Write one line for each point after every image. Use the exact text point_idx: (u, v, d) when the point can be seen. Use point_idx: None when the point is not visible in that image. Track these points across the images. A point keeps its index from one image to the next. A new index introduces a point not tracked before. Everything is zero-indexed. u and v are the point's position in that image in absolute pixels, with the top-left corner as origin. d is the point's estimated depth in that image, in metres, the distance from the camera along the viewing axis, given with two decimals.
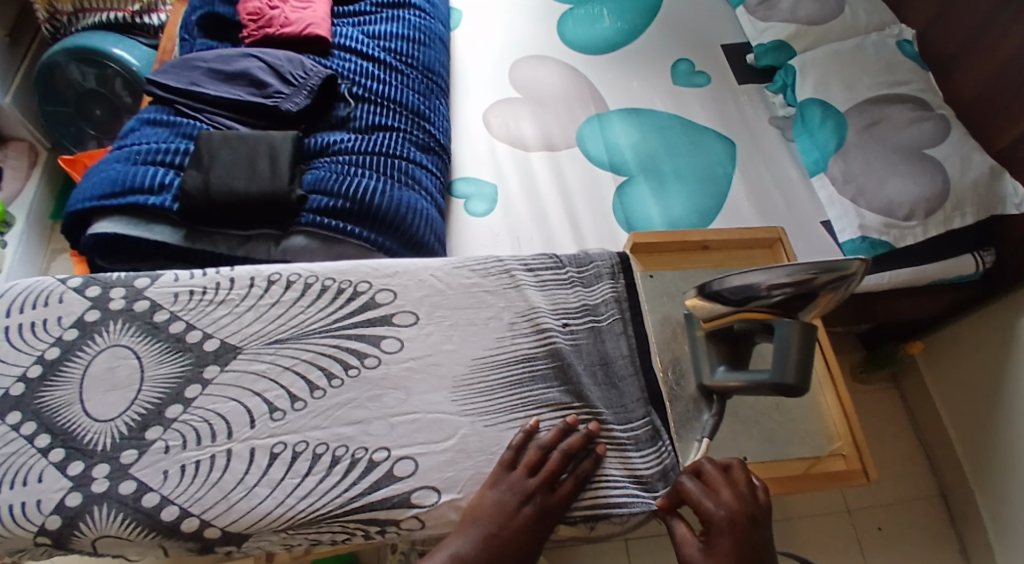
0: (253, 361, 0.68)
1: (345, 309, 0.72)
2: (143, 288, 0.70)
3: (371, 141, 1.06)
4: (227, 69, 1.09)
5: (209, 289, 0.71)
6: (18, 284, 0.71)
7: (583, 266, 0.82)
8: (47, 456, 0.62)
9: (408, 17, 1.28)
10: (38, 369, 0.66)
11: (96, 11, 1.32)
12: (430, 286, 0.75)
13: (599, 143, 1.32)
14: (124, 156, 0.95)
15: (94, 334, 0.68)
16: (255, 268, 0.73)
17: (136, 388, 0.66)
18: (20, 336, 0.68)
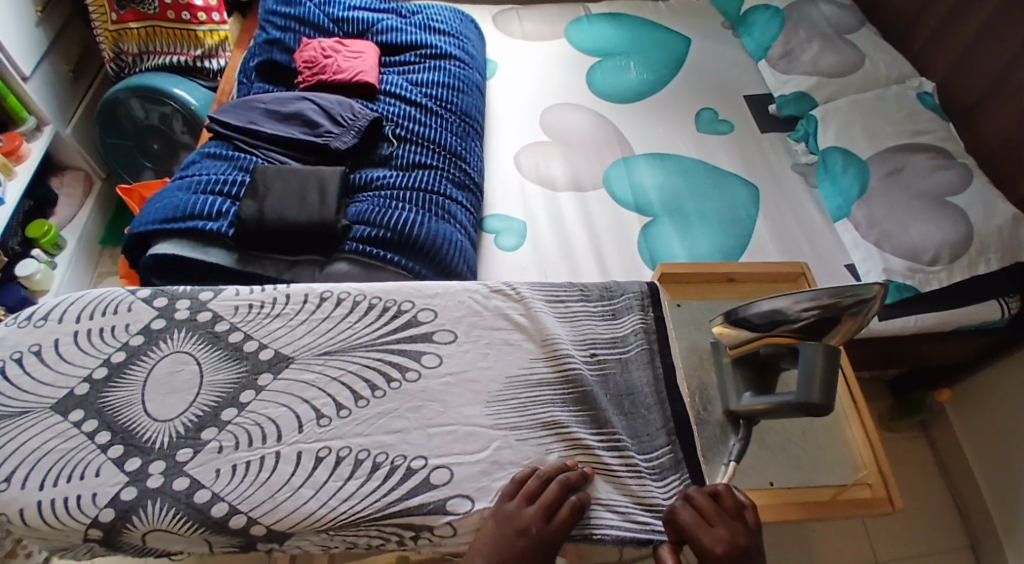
0: (303, 371, 0.73)
1: (391, 326, 0.77)
2: (206, 301, 0.76)
3: (411, 177, 1.13)
4: (283, 109, 1.17)
5: (266, 304, 0.77)
6: (88, 294, 0.76)
7: (612, 299, 0.85)
8: (106, 452, 0.66)
9: (450, 66, 1.37)
10: (103, 371, 0.71)
11: (161, 54, 1.43)
12: (468, 307, 0.80)
13: (626, 185, 1.37)
14: (185, 185, 1.03)
15: (158, 341, 0.73)
16: (308, 286, 0.79)
17: (195, 392, 0.70)
18: (89, 340, 0.73)
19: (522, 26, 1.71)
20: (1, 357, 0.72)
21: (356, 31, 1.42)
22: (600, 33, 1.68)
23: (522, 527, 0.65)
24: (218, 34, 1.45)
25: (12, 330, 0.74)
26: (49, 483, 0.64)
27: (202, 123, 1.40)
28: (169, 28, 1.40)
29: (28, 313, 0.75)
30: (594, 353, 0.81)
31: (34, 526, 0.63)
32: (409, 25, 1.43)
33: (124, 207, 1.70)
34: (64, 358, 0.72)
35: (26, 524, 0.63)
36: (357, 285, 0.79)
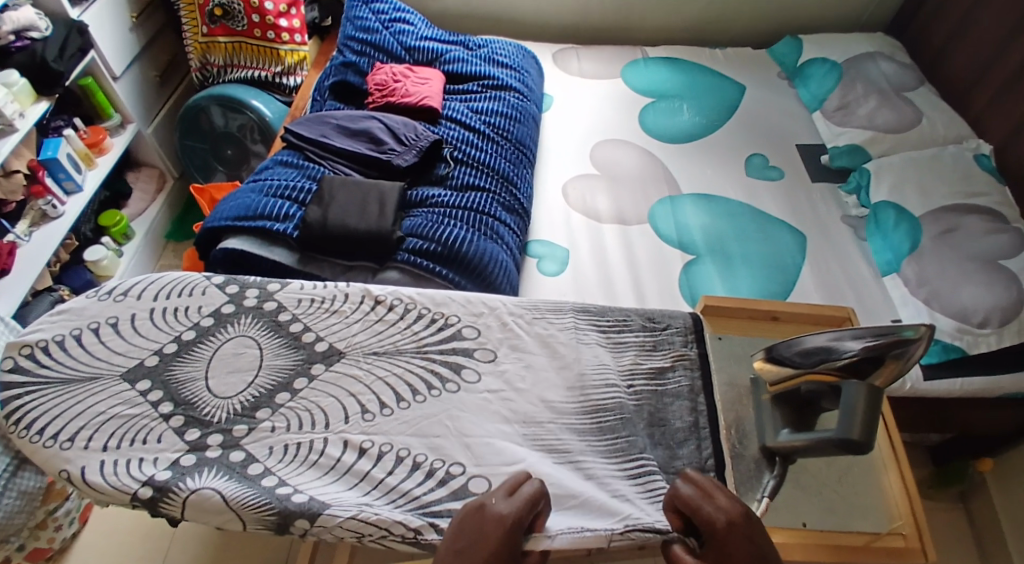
0: (352, 366, 0.78)
1: (438, 335, 0.82)
2: (273, 292, 0.84)
3: (464, 198, 1.23)
4: (353, 126, 1.28)
5: (328, 300, 0.84)
6: (168, 276, 0.86)
7: (657, 329, 0.87)
8: (168, 421, 0.73)
9: (509, 97, 1.46)
10: (173, 346, 0.79)
11: (243, 68, 1.52)
12: (510, 329, 0.83)
13: (670, 222, 1.39)
14: (258, 188, 1.13)
15: (226, 324, 0.81)
16: (367, 287, 0.85)
17: (255, 373, 0.77)
18: (163, 318, 0.81)
19: (580, 64, 1.77)
20: (81, 326, 0.80)
21: (425, 60, 1.53)
22: (655, 76, 1.73)
23: (488, 504, 0.64)
24: (297, 54, 1.53)
25: (96, 301, 0.82)
26: (110, 445, 0.71)
27: (275, 134, 1.48)
28: (253, 45, 1.50)
29: (111, 287, 0.84)
30: (633, 383, 0.82)
31: (90, 484, 0.69)
32: (475, 57, 1.53)
33: (193, 205, 1.81)
34: (139, 332, 0.80)
35: (83, 481, 0.69)
36: (410, 292, 0.85)
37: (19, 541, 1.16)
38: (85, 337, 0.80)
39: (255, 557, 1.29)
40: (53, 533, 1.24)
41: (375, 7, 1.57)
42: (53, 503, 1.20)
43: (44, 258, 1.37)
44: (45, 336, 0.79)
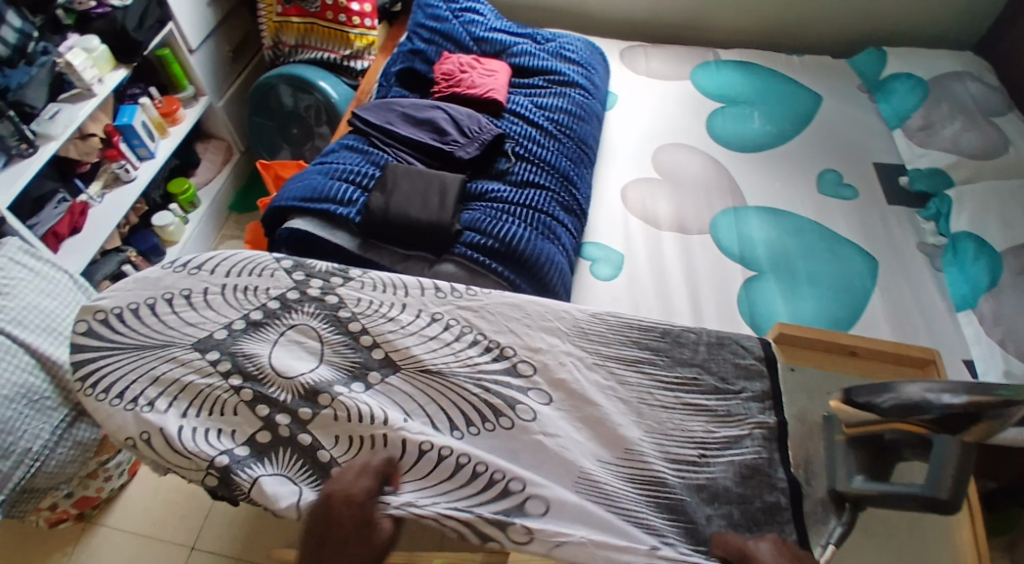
0: (407, 382, 0.90)
1: (493, 362, 0.92)
2: (336, 286, 0.98)
3: (521, 194, 1.36)
4: (418, 116, 1.46)
5: (387, 309, 0.96)
6: (239, 256, 1.02)
7: (733, 401, 0.93)
8: (239, 394, 0.87)
9: (574, 95, 1.62)
10: (242, 324, 0.94)
11: (314, 48, 1.83)
12: (567, 368, 0.93)
13: (733, 235, 1.46)
14: (325, 172, 1.30)
15: (291, 310, 0.95)
16: (427, 306, 0.97)
17: (315, 365, 0.90)
18: (233, 296, 0.97)
19: (648, 64, 1.87)
20: (156, 296, 0.96)
21: (492, 50, 1.72)
22: (726, 79, 1.81)
23: (350, 495, 0.77)
24: (366, 38, 1.82)
25: (172, 274, 0.99)
26: (187, 415, 0.86)
27: (337, 111, 1.78)
28: (325, 28, 1.80)
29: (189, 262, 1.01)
30: (702, 454, 0.88)
31: (169, 449, 0.83)
32: (542, 51, 1.71)
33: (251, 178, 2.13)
34: (211, 305, 0.96)
35: (162, 444, 0.83)
36: (467, 313, 0.97)
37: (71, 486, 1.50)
38: (159, 306, 0.96)
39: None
40: (100, 486, 1.61)
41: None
42: (103, 458, 1.53)
43: (112, 221, 1.64)
44: (116, 306, 0.95)
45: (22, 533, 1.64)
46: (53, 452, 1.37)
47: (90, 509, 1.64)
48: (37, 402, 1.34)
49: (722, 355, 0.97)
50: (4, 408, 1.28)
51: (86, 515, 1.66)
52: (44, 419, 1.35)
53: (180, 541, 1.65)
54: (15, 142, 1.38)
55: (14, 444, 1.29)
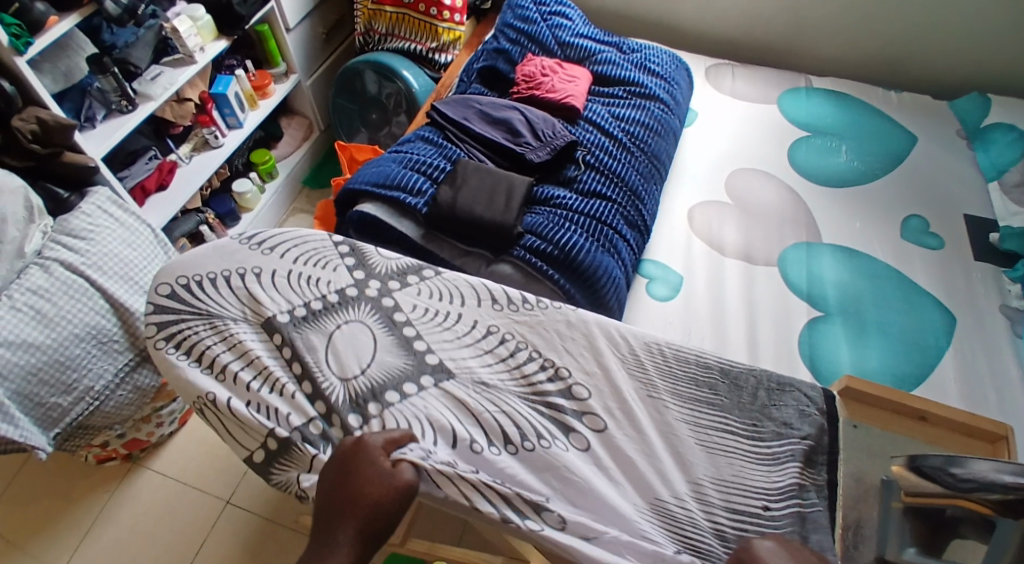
0: (460, 388, 0.95)
1: (549, 383, 0.97)
2: (393, 289, 1.05)
3: (587, 204, 1.37)
4: (495, 115, 1.51)
5: (443, 318, 1.03)
6: (308, 247, 1.10)
7: (800, 445, 0.94)
8: (299, 386, 0.95)
9: (654, 108, 1.60)
10: (302, 312, 1.02)
11: (402, 38, 1.99)
12: (614, 392, 0.97)
13: (802, 271, 1.46)
14: (400, 160, 1.37)
15: (349, 306, 1.03)
16: (482, 318, 1.03)
17: (367, 363, 0.97)
18: (297, 283, 1.05)
19: (733, 83, 1.92)
20: (232, 270, 1.06)
21: (576, 56, 1.72)
22: (814, 109, 1.82)
23: (366, 443, 0.85)
24: (453, 33, 1.98)
25: (246, 250, 1.09)
26: (247, 388, 0.95)
27: (416, 101, 1.94)
28: (416, 19, 1.95)
29: (265, 244, 1.10)
30: (767, 504, 0.89)
31: (235, 415, 0.92)
32: (626, 61, 1.70)
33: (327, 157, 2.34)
34: (277, 288, 1.04)
35: (225, 410, 0.93)
36: (523, 327, 1.02)
37: (126, 427, 1.60)
38: (233, 279, 1.05)
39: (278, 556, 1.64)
40: (153, 429, 1.71)
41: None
42: (159, 404, 1.64)
43: (196, 181, 1.80)
44: (195, 276, 1.05)
45: (76, 464, 1.78)
46: (113, 393, 1.48)
47: (138, 451, 1.76)
48: (105, 344, 1.44)
49: (784, 401, 0.98)
50: (75, 346, 1.39)
51: (133, 456, 1.77)
52: (109, 361, 1.46)
53: (216, 494, 1.74)
54: (116, 98, 1.56)
55: (78, 380, 1.40)
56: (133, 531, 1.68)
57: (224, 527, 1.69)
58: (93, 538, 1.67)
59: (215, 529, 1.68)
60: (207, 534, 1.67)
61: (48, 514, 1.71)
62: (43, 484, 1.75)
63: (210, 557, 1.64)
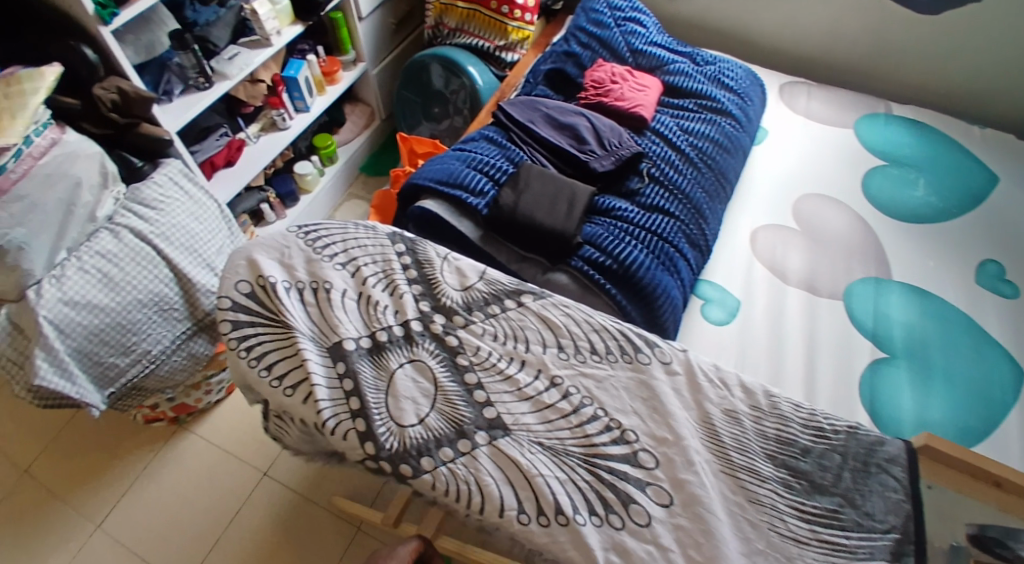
0: (518, 449, 0.89)
1: (611, 446, 0.89)
2: (456, 328, 0.98)
3: (648, 219, 1.36)
4: (560, 119, 1.49)
5: (506, 364, 0.95)
6: (376, 267, 1.04)
7: (886, 540, 0.85)
8: (354, 422, 0.90)
9: (724, 124, 1.57)
10: (368, 342, 0.96)
11: (472, 35, 1.99)
12: (663, 419, 0.91)
13: (868, 308, 1.45)
14: (463, 159, 1.38)
15: (415, 344, 0.96)
16: (555, 371, 0.95)
17: (427, 411, 0.91)
18: (366, 310, 0.99)
19: (807, 104, 1.87)
20: (306, 282, 1.00)
21: (648, 64, 1.68)
22: (892, 135, 1.77)
23: None
24: (521, 32, 1.97)
25: (320, 261, 1.03)
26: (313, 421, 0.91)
27: (480, 97, 1.95)
28: (487, 17, 1.95)
29: (339, 258, 1.04)
30: None
31: None
32: (699, 73, 1.66)
33: (386, 147, 2.37)
34: (346, 309, 0.99)
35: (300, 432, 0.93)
36: (589, 382, 0.94)
37: (178, 392, 1.69)
38: (306, 292, 1.00)
39: (307, 533, 1.68)
40: (201, 395, 1.77)
41: (612, 3, 1.76)
42: (212, 371, 1.73)
43: (264, 158, 1.86)
44: (279, 280, 0.99)
45: (124, 422, 1.84)
46: (171, 357, 1.57)
47: (185, 415, 1.81)
48: (166, 311, 1.51)
49: (868, 486, 0.89)
50: (138, 311, 1.46)
51: (181, 420, 1.83)
52: (168, 328, 1.53)
53: (254, 464, 1.78)
54: (195, 75, 1.61)
55: (138, 342, 1.49)
56: (172, 492, 1.73)
57: (261, 497, 1.73)
58: (135, 495, 1.73)
59: (252, 498, 1.73)
60: (243, 502, 1.72)
61: (94, 468, 1.77)
62: (94, 437, 1.82)
63: (245, 524, 1.69)
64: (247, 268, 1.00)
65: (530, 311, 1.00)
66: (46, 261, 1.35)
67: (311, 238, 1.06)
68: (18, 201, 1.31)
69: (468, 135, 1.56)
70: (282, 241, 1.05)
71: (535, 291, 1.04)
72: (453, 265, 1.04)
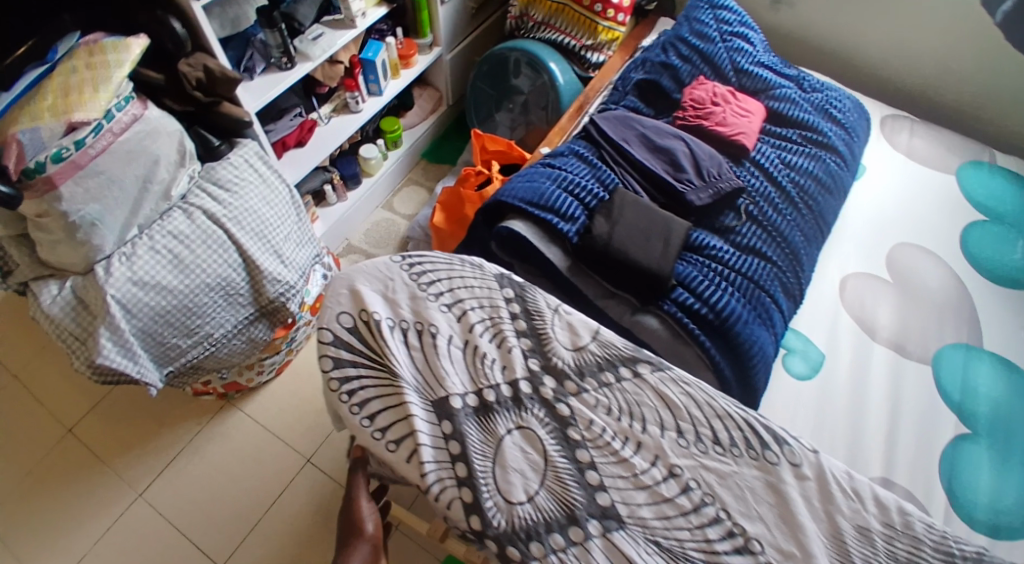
0: (633, 546, 0.82)
1: (733, 556, 0.81)
2: (568, 395, 0.90)
3: (742, 260, 1.29)
4: (657, 141, 1.41)
5: (619, 444, 0.87)
6: (483, 314, 0.96)
7: None
8: (461, 492, 0.85)
9: (828, 160, 1.49)
10: (475, 401, 0.91)
11: (557, 30, 1.90)
12: (781, 521, 0.83)
13: (956, 376, 1.39)
14: (554, 180, 1.30)
15: (524, 408, 0.90)
16: (675, 458, 0.86)
17: (536, 487, 0.86)
18: (473, 363, 0.93)
19: (909, 140, 1.77)
20: (410, 323, 0.96)
21: (752, 86, 1.59)
22: (992, 187, 1.68)
23: None
24: (612, 33, 1.85)
25: (425, 301, 0.97)
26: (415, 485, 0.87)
27: (557, 95, 1.86)
28: (578, 13, 1.84)
29: (444, 298, 0.98)
30: None
31: None
32: (805, 101, 1.56)
33: (449, 133, 2.31)
34: (450, 359, 0.93)
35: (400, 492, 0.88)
36: (711, 477, 0.85)
37: (232, 372, 1.67)
38: (410, 335, 0.95)
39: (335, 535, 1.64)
40: (253, 376, 1.75)
41: (720, 15, 1.65)
42: (266, 353, 1.71)
43: (335, 140, 1.82)
44: (384, 318, 0.96)
45: (172, 391, 1.83)
46: (231, 339, 1.54)
47: (234, 392, 1.79)
48: (232, 296, 1.48)
49: None
50: (205, 295, 1.43)
51: (229, 396, 1.81)
52: (231, 312, 1.50)
53: (298, 450, 1.76)
54: (279, 54, 1.55)
55: (201, 325, 1.46)
56: (215, 468, 1.73)
57: (301, 485, 1.71)
58: (178, 467, 1.73)
59: (293, 484, 1.71)
60: (283, 488, 1.70)
61: (140, 435, 1.77)
62: (143, 403, 1.82)
63: (284, 511, 1.68)
64: (350, 300, 0.97)
65: (646, 383, 0.91)
66: (117, 237, 1.34)
67: (416, 271, 1.01)
68: (94, 176, 1.27)
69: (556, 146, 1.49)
70: (385, 273, 1.01)
71: (650, 353, 0.94)
72: (565, 319, 0.96)
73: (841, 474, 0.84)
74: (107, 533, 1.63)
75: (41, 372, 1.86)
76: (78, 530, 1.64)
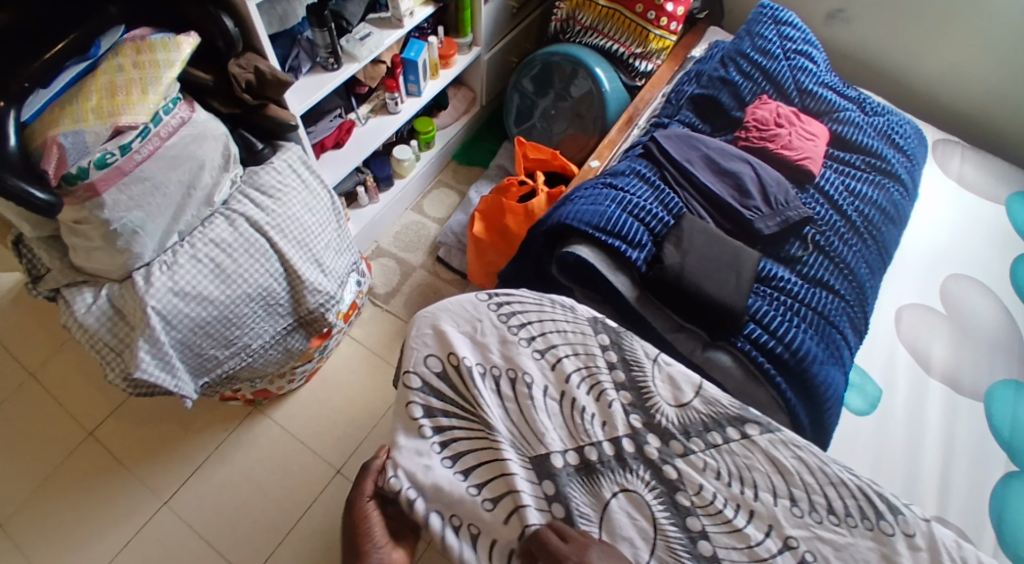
0: None
1: None
2: (675, 457, 0.89)
3: (809, 292, 1.24)
4: (723, 164, 1.36)
5: (728, 510, 0.85)
6: (579, 363, 0.96)
7: None
8: None
9: (891, 189, 1.44)
10: (575, 458, 0.90)
11: (603, 35, 1.83)
12: None
13: (1007, 415, 1.36)
14: (619, 203, 1.25)
15: (627, 468, 0.89)
16: (789, 528, 0.84)
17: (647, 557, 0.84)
18: (569, 415, 0.92)
19: (960, 167, 1.73)
20: (502, 369, 0.95)
21: (816, 108, 1.54)
22: None
23: None
24: (664, 42, 1.81)
25: (517, 345, 0.97)
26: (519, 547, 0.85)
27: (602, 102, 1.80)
28: (628, 20, 1.78)
29: (536, 344, 0.97)
30: None
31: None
32: (868, 125, 1.52)
33: (481, 134, 2.24)
34: (546, 410, 0.92)
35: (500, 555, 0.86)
36: (827, 549, 0.83)
37: (262, 381, 1.61)
38: (502, 382, 0.94)
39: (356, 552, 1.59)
40: (284, 383, 1.69)
41: (783, 31, 1.60)
42: (299, 362, 1.65)
43: (373, 141, 1.76)
44: (474, 363, 0.95)
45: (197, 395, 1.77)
46: (268, 350, 1.49)
47: (262, 399, 1.73)
48: (272, 306, 1.42)
49: None
50: (245, 305, 1.37)
51: (257, 402, 1.75)
52: (271, 323, 1.45)
53: (328, 460, 1.71)
54: (325, 54, 1.48)
55: (240, 336, 1.40)
56: (242, 477, 1.67)
57: (331, 497, 1.66)
58: (204, 474, 1.67)
59: (323, 495, 1.66)
60: (314, 499, 1.66)
61: (164, 440, 1.71)
62: (167, 406, 1.75)
63: (314, 523, 1.63)
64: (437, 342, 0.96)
65: (756, 448, 0.89)
66: (158, 244, 1.28)
67: (504, 312, 1.00)
68: (138, 183, 1.20)
69: (614, 164, 1.44)
70: (473, 314, 1.00)
71: (755, 414, 0.92)
72: (665, 371, 0.95)
73: (951, 543, 0.82)
74: (133, 541, 1.58)
75: (60, 371, 1.79)
76: (104, 536, 1.59)
